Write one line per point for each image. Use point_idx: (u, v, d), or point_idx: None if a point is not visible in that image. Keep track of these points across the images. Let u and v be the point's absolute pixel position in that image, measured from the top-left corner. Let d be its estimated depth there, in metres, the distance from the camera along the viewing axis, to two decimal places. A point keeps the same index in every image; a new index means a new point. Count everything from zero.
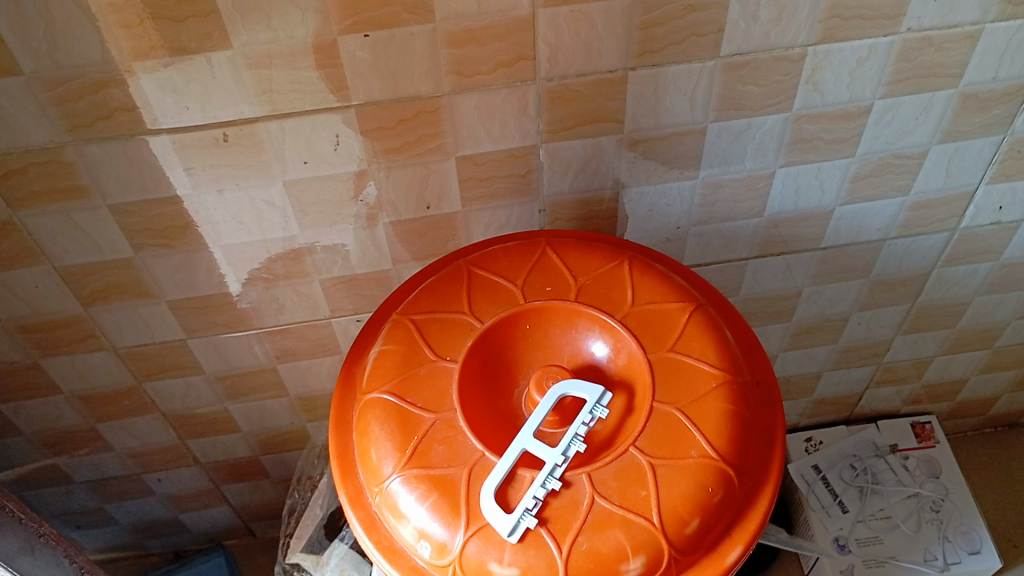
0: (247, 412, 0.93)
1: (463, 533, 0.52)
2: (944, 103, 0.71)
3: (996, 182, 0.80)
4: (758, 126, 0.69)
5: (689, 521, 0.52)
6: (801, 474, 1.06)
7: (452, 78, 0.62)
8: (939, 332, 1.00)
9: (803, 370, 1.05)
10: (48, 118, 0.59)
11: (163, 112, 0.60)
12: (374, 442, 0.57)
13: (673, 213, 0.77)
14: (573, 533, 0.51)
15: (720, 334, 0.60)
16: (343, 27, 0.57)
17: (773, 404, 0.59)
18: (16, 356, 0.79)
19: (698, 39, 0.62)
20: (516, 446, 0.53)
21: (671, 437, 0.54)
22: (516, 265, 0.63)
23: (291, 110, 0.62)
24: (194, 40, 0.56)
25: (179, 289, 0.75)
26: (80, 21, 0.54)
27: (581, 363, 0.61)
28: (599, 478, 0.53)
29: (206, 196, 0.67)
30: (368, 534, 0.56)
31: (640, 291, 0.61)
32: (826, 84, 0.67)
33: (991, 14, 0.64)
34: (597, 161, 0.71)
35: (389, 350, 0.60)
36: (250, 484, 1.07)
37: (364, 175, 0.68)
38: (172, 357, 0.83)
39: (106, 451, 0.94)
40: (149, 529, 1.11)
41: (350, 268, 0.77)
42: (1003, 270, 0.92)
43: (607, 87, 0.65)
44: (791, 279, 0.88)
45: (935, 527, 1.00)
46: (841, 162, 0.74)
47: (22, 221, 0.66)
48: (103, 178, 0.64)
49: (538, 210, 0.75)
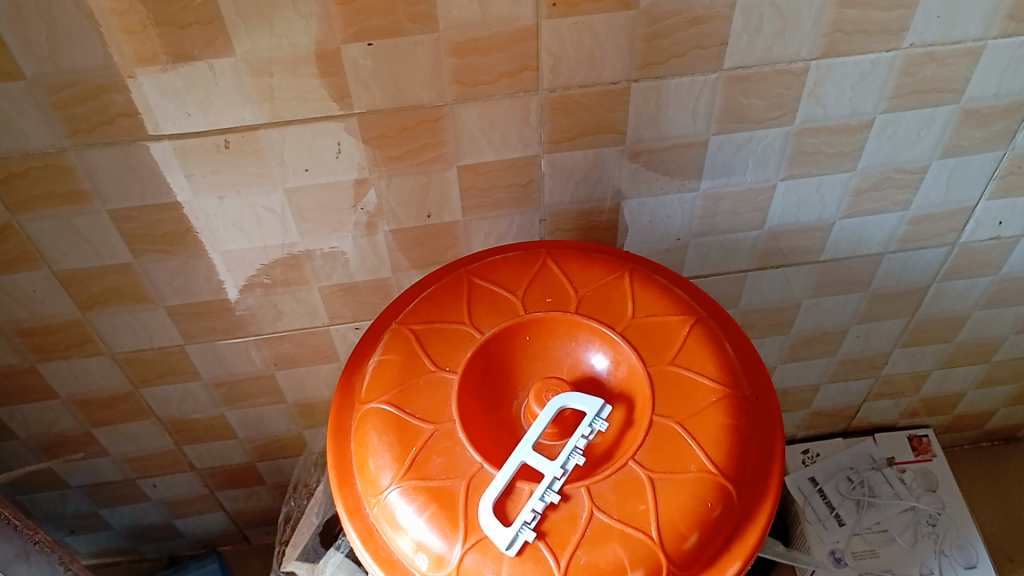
0: (243, 417, 0.92)
1: (460, 546, 0.52)
2: (945, 118, 0.71)
3: (996, 198, 0.80)
4: (760, 138, 0.69)
5: (687, 536, 0.52)
6: (798, 486, 1.06)
7: (454, 87, 0.62)
8: (938, 345, 1.00)
9: (800, 382, 1.04)
10: (49, 122, 0.59)
11: (165, 118, 0.60)
12: (372, 452, 0.57)
13: (673, 224, 0.77)
14: (571, 546, 0.51)
15: (720, 348, 0.59)
16: (346, 35, 0.57)
17: (771, 419, 0.59)
18: (13, 360, 0.79)
19: (701, 51, 0.62)
20: (515, 459, 0.53)
21: (670, 451, 0.54)
22: (517, 276, 0.63)
23: (293, 118, 0.61)
24: (196, 46, 0.56)
25: (177, 294, 0.75)
26: (82, 25, 0.54)
27: (580, 375, 0.61)
28: (597, 491, 0.52)
29: (206, 202, 0.66)
30: (365, 545, 0.55)
31: (640, 303, 0.61)
32: (828, 98, 0.67)
33: (993, 30, 0.64)
34: (598, 171, 0.71)
35: (388, 360, 0.60)
36: (245, 490, 1.06)
37: (365, 183, 0.68)
38: (169, 362, 0.83)
39: (102, 455, 0.93)
40: (143, 535, 1.10)
41: (349, 275, 0.77)
42: (1002, 285, 0.92)
43: (609, 99, 0.65)
44: (791, 291, 0.88)
45: (931, 540, 1.00)
46: (841, 175, 0.75)
47: (22, 224, 0.66)
48: (103, 182, 0.64)
49: (539, 220, 0.74)
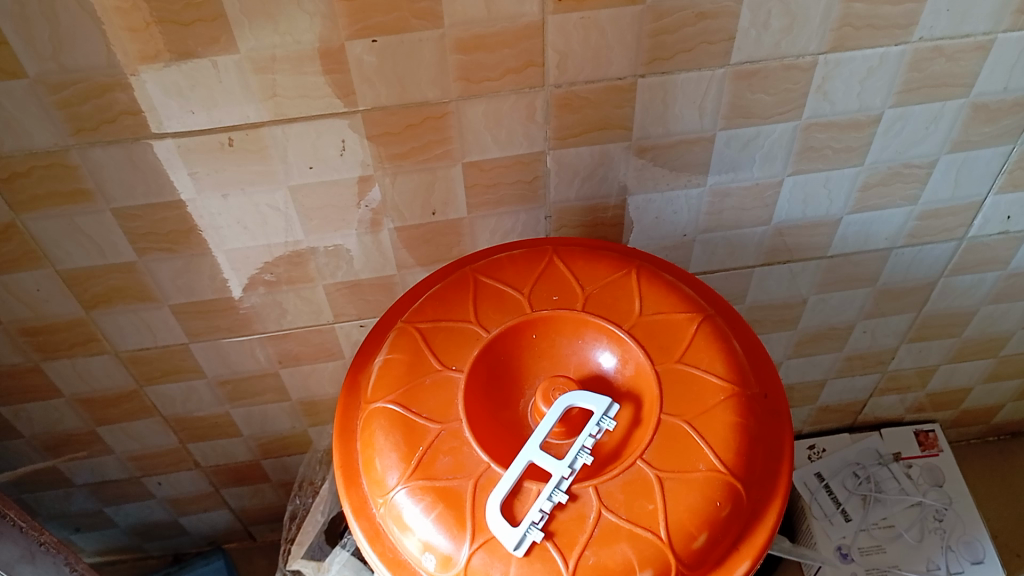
0: (248, 415, 0.92)
1: (468, 546, 0.51)
2: (954, 113, 0.70)
3: (1004, 193, 0.80)
4: (768, 134, 0.69)
5: (696, 536, 0.52)
6: (803, 482, 1.06)
7: (459, 84, 0.61)
8: (944, 341, 1.00)
9: (806, 378, 1.04)
10: (52, 121, 0.58)
11: (169, 116, 0.59)
12: (378, 451, 0.56)
13: (680, 221, 0.77)
14: (579, 547, 0.51)
15: (728, 346, 0.59)
16: (351, 32, 0.56)
17: (779, 417, 0.59)
18: (17, 359, 0.79)
19: (708, 47, 0.61)
20: (522, 459, 0.52)
21: (677, 450, 0.54)
22: (523, 274, 0.63)
23: (296, 116, 0.61)
24: (200, 44, 0.55)
25: (182, 293, 0.75)
26: (85, 24, 0.53)
27: (587, 373, 0.61)
28: (605, 491, 0.52)
29: (210, 201, 0.66)
30: (371, 545, 0.55)
31: (647, 301, 0.60)
32: (836, 94, 0.66)
33: (1003, 25, 0.63)
34: (604, 168, 0.70)
35: (394, 359, 0.60)
36: (250, 487, 1.06)
37: (369, 181, 0.67)
38: (174, 361, 0.82)
39: (107, 453, 0.93)
40: (148, 532, 1.10)
41: (354, 273, 0.76)
42: (1009, 280, 0.91)
43: (616, 95, 0.64)
44: (797, 287, 0.88)
45: (938, 536, 1.00)
46: (848, 172, 0.74)
47: (25, 223, 0.65)
48: (106, 181, 0.63)
49: (544, 217, 0.74)
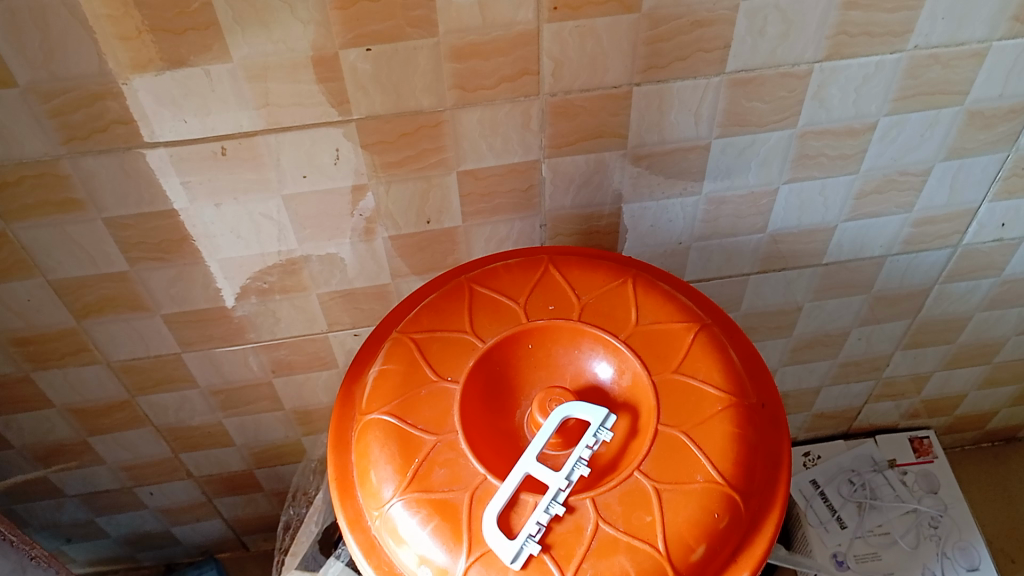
0: (241, 424, 0.91)
1: (464, 559, 0.51)
2: (950, 119, 0.70)
3: (999, 200, 0.80)
4: (764, 142, 0.69)
5: (695, 548, 0.51)
6: (799, 489, 1.06)
7: (454, 92, 0.61)
8: (940, 347, 1.00)
9: (802, 385, 1.04)
10: (43, 130, 0.58)
11: (160, 125, 0.59)
12: (374, 463, 0.56)
13: (675, 228, 0.76)
14: (577, 559, 0.50)
15: (724, 356, 0.59)
16: (345, 40, 0.56)
17: (777, 426, 0.58)
18: (8, 369, 0.78)
19: (704, 55, 0.61)
20: (519, 471, 0.52)
21: (675, 460, 0.53)
22: (519, 283, 0.63)
23: (290, 124, 0.61)
24: (193, 52, 0.55)
25: (174, 302, 0.74)
26: (76, 32, 0.53)
27: (584, 384, 0.60)
28: (602, 502, 0.52)
29: (204, 210, 0.66)
30: (367, 558, 0.55)
31: (644, 310, 0.60)
32: (832, 100, 0.66)
33: (999, 32, 0.63)
34: (599, 176, 0.70)
35: (389, 370, 0.59)
36: (243, 496, 1.05)
37: (363, 189, 0.67)
38: (167, 371, 0.82)
39: (98, 464, 0.92)
40: (140, 542, 1.09)
41: (348, 281, 0.76)
42: (1004, 286, 0.91)
43: (611, 103, 0.64)
44: (793, 294, 0.87)
45: (934, 543, 1.00)
46: (844, 178, 0.74)
47: (16, 233, 0.65)
48: (98, 190, 0.62)
49: (540, 225, 0.74)
